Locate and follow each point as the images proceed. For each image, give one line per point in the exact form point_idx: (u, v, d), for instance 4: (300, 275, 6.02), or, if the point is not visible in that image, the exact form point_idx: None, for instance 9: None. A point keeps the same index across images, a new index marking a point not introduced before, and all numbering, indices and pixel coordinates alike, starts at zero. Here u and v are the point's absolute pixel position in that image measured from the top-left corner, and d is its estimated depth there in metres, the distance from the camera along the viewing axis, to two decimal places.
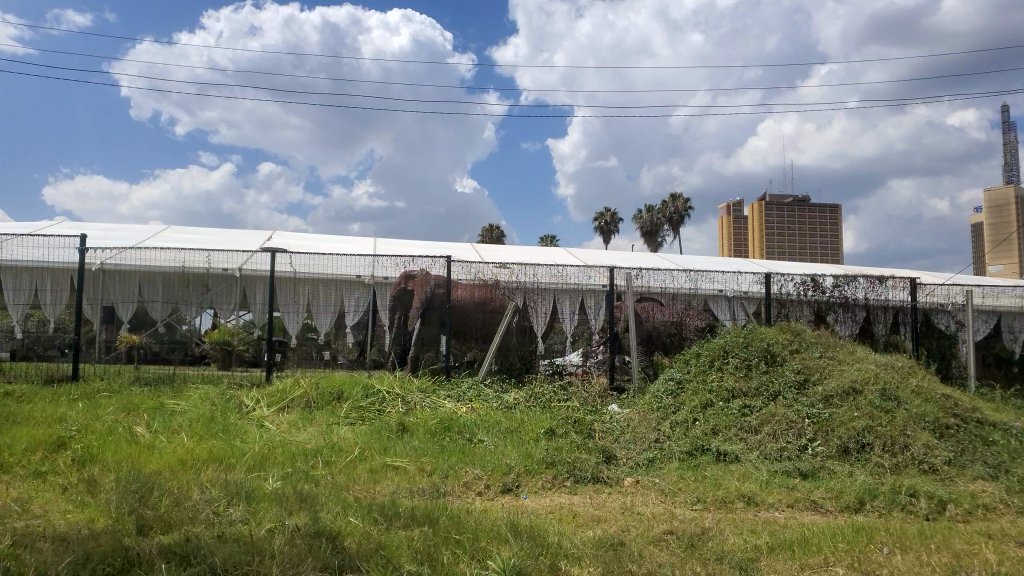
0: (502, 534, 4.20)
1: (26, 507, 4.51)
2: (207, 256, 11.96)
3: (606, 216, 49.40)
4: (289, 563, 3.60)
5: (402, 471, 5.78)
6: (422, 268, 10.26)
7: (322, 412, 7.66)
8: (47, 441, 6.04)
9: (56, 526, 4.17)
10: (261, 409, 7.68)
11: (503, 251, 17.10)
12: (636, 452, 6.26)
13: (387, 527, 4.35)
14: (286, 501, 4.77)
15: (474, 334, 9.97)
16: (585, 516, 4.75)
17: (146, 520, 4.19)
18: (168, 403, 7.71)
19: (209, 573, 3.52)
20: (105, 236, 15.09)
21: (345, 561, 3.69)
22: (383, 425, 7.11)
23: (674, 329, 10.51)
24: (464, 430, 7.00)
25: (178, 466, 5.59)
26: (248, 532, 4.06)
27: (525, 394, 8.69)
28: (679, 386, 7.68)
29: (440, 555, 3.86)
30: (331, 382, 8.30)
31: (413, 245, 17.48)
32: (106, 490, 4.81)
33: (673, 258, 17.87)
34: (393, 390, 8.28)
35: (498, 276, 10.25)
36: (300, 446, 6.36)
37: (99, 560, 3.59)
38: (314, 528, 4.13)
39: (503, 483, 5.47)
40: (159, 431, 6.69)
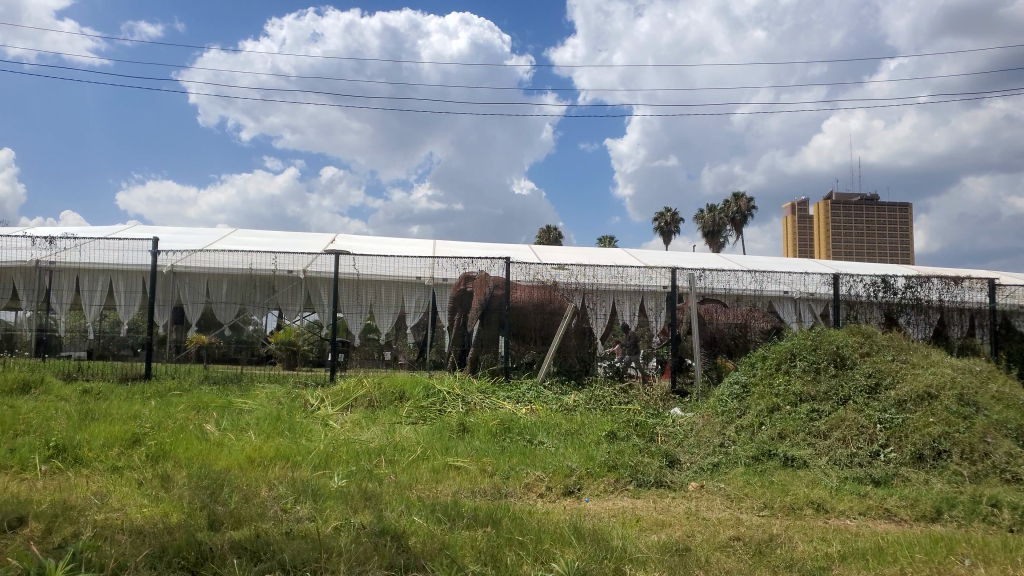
0: (567, 538, 4.17)
1: (106, 501, 4.68)
2: (273, 259, 12.37)
3: (667, 216, 48.97)
4: (356, 561, 3.64)
5: (464, 471, 5.81)
6: (482, 270, 10.33)
7: (385, 412, 7.74)
8: (123, 437, 6.25)
9: (133, 520, 4.31)
10: (326, 409, 7.80)
11: (564, 252, 17.14)
12: (699, 457, 6.16)
13: (450, 527, 4.37)
14: (351, 499, 4.83)
15: (532, 336, 9.95)
16: (649, 520, 4.69)
17: (217, 516, 4.29)
18: (236, 402, 7.89)
19: (278, 569, 3.58)
20: (176, 239, 15.59)
21: (410, 561, 3.70)
22: (444, 425, 7.16)
23: (738, 332, 10.32)
24: (525, 431, 7.01)
25: (246, 464, 5.73)
26: (315, 530, 4.12)
27: (585, 396, 8.65)
28: (744, 390, 7.59)
29: (503, 556, 3.85)
30: (393, 382, 8.41)
31: (474, 246, 17.69)
32: (179, 486, 4.96)
33: (735, 258, 17.68)
34: (453, 391, 8.33)
35: (557, 277, 10.19)
36: (364, 445, 6.44)
37: (175, 554, 3.71)
38: (379, 527, 4.18)
39: (565, 486, 5.44)
40: (227, 429, 6.86)
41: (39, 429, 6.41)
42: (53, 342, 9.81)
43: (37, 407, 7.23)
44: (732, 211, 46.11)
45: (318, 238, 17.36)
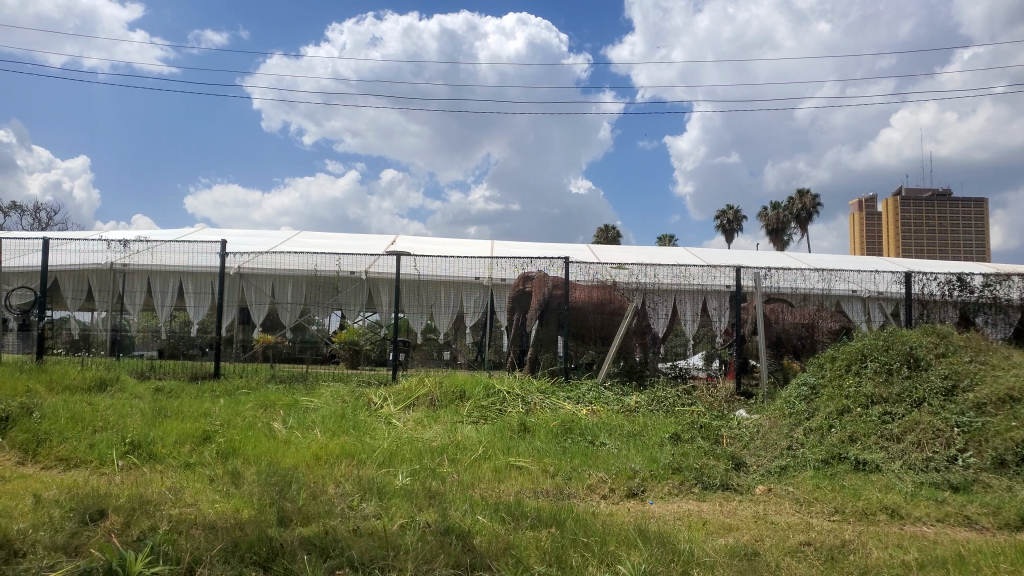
0: (632, 540, 4.13)
1: (180, 496, 4.82)
2: (337, 260, 12.62)
3: (728, 215, 48.19)
4: (423, 559, 3.67)
5: (526, 471, 5.81)
6: (540, 270, 10.34)
7: (446, 411, 7.78)
8: (194, 434, 6.43)
9: (207, 515, 4.43)
10: (388, 407, 7.91)
11: (623, 252, 17.04)
12: (767, 460, 6.03)
13: (514, 527, 4.37)
14: (416, 497, 4.88)
15: (592, 336, 9.92)
16: (716, 523, 4.62)
17: (286, 512, 4.37)
18: (302, 400, 8.06)
19: (347, 566, 3.63)
20: (243, 241, 16.00)
21: (477, 560, 3.72)
22: (505, 425, 7.17)
23: (805, 332, 10.10)
24: (587, 432, 6.98)
25: (313, 461, 5.84)
26: (381, 527, 4.17)
27: (647, 397, 8.54)
28: (813, 391, 7.43)
29: (569, 557, 3.84)
30: (454, 381, 8.45)
31: (533, 246, 17.74)
32: (249, 482, 5.07)
33: (800, 256, 17.35)
34: (513, 390, 8.34)
35: (617, 277, 10.09)
36: (426, 443, 6.48)
37: (246, 549, 3.79)
38: (444, 525, 4.20)
39: (629, 487, 5.39)
40: (294, 427, 7.00)
41: (117, 425, 6.66)
42: (126, 342, 10.18)
43: (114, 404, 7.50)
44: (797, 208, 45.12)
45: (380, 240, 17.59)
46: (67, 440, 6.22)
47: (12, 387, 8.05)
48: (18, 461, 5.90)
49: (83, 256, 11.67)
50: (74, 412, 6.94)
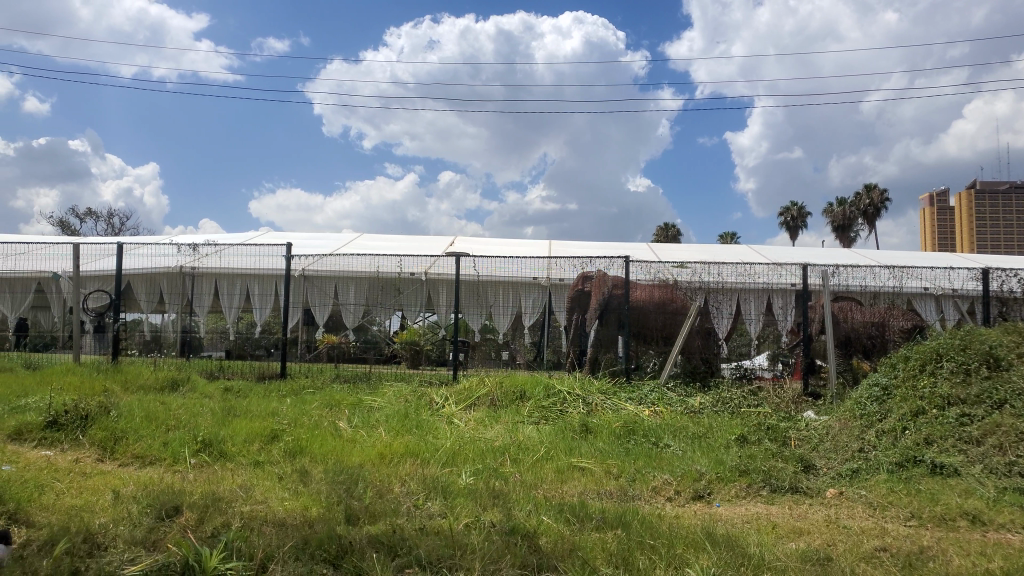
0: (700, 543, 4.07)
1: (250, 493, 4.93)
2: (398, 262, 12.80)
3: (792, 211, 47.18)
4: (489, 559, 3.68)
5: (589, 472, 5.77)
6: (600, 270, 10.25)
7: (507, 411, 7.80)
8: (263, 433, 6.57)
9: (277, 512, 4.52)
10: (450, 407, 7.96)
11: (684, 250, 16.87)
12: (837, 463, 5.89)
13: (579, 528, 4.35)
14: (480, 497, 4.90)
15: (654, 336, 9.86)
16: (786, 527, 4.51)
17: (353, 510, 4.44)
18: (366, 399, 8.18)
19: (415, 565, 3.66)
20: (307, 244, 16.34)
21: (543, 561, 3.71)
22: (567, 426, 7.15)
23: (876, 331, 9.79)
24: (650, 434, 6.89)
25: (378, 459, 5.92)
26: (447, 526, 4.20)
27: (712, 398, 8.43)
28: (885, 392, 7.22)
29: (637, 559, 3.80)
30: (514, 382, 8.46)
31: (592, 246, 17.67)
32: (316, 480, 5.16)
33: (869, 253, 16.89)
34: (573, 391, 8.31)
35: (679, 276, 9.91)
36: (488, 443, 6.50)
37: (316, 546, 3.85)
38: (509, 525, 4.20)
39: (694, 490, 5.32)
40: (358, 426, 7.10)
41: (188, 424, 6.85)
42: (195, 343, 10.52)
43: (186, 404, 7.72)
44: (864, 205, 43.72)
45: (439, 241, 17.72)
46: (142, 438, 6.43)
47: (90, 387, 8.36)
48: (98, 458, 6.12)
49: (155, 260, 12.03)
50: (149, 411, 7.17)
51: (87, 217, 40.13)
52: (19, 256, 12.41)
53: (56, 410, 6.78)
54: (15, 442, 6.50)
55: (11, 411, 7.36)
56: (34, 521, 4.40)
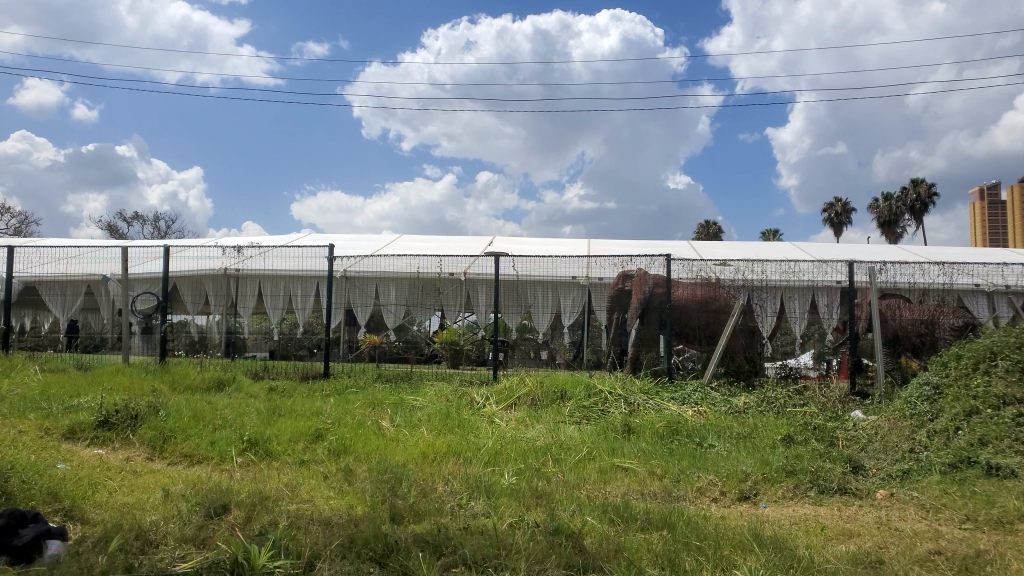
0: (747, 544, 4.01)
1: (297, 492, 4.99)
2: (438, 263, 12.87)
3: (837, 207, 46.38)
4: (534, 559, 3.67)
5: (632, 473, 5.72)
6: (640, 269, 10.14)
7: (548, 411, 7.78)
8: (307, 433, 6.64)
9: (322, 511, 4.57)
10: (491, 406, 7.97)
11: (725, 248, 16.71)
12: (887, 463, 5.76)
13: (624, 528, 4.33)
14: (524, 497, 4.90)
15: (697, 335, 9.75)
16: (836, 529, 4.42)
17: (398, 509, 4.46)
18: (408, 399, 8.22)
19: (460, 564, 3.67)
20: (348, 246, 16.51)
21: (589, 561, 3.70)
22: (609, 425, 7.12)
23: (925, 329, 9.52)
24: (694, 434, 6.81)
25: (422, 458, 5.96)
26: (491, 526, 4.20)
27: (756, 398, 8.31)
28: (937, 391, 7.06)
29: (683, 561, 3.76)
30: (555, 381, 8.44)
31: (633, 245, 17.56)
32: (361, 479, 5.22)
33: (918, 249, 16.53)
34: (615, 390, 8.25)
35: (722, 274, 9.88)
36: (531, 443, 6.50)
37: (362, 544, 3.88)
38: (553, 526, 4.19)
39: (740, 490, 5.25)
40: (401, 425, 7.15)
41: (235, 423, 6.96)
42: (240, 343, 10.67)
43: (233, 403, 7.85)
44: (910, 199, 42.84)
45: (479, 241, 17.77)
46: (190, 437, 6.54)
47: (139, 387, 8.55)
48: (148, 456, 6.25)
49: (200, 262, 12.24)
50: (196, 411, 7.30)
51: (134, 221, 41.10)
52: (70, 260, 12.73)
53: (108, 410, 6.95)
54: (68, 440, 6.67)
55: (64, 410, 7.56)
56: (88, 518, 4.52)
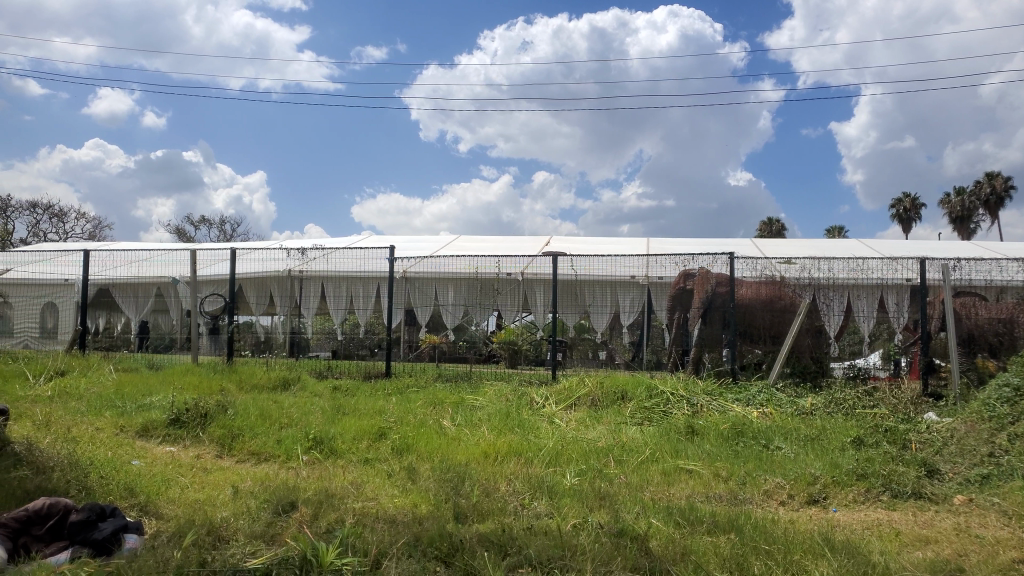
0: (818, 549, 3.91)
1: (362, 490, 5.05)
2: (496, 263, 12.91)
3: (905, 203, 45.02)
4: (600, 560, 3.65)
5: (697, 475, 5.64)
6: (703, 267, 9.97)
7: (608, 412, 7.73)
8: (370, 431, 6.73)
9: (387, 509, 4.62)
10: (551, 406, 7.95)
11: (789, 245, 16.36)
12: (965, 468, 5.55)
13: (690, 531, 4.26)
14: (587, 498, 4.87)
15: (762, 335, 9.56)
16: (911, 535, 4.28)
17: (462, 509, 4.48)
18: (468, 399, 8.26)
19: (526, 564, 3.67)
20: (408, 247, 16.70)
21: (655, 564, 3.66)
22: (672, 427, 7.03)
23: (1004, 328, 9.12)
24: (759, 435, 6.69)
25: (484, 458, 5.97)
26: (556, 526, 4.18)
27: (824, 398, 8.11)
28: (1017, 393, 6.77)
29: (752, 565, 3.68)
30: (615, 381, 8.38)
31: (694, 243, 17.35)
32: (424, 478, 5.26)
33: (995, 244, 15.89)
34: (677, 391, 8.14)
35: (787, 273, 9.66)
36: (592, 443, 6.46)
37: (428, 544, 3.91)
38: (618, 528, 4.16)
39: (808, 494, 5.13)
40: (462, 424, 7.19)
41: (300, 422, 7.10)
42: (304, 343, 10.84)
43: (298, 402, 7.99)
44: (985, 193, 41.26)
45: (538, 241, 17.77)
46: (257, 435, 6.69)
47: (208, 386, 8.78)
48: (217, 454, 6.42)
49: (265, 264, 12.52)
50: (263, 409, 7.47)
51: (201, 225, 42.34)
52: (142, 262, 13.17)
53: (178, 408, 7.16)
54: (142, 438, 6.89)
55: (138, 409, 7.82)
56: (162, 513, 4.66)
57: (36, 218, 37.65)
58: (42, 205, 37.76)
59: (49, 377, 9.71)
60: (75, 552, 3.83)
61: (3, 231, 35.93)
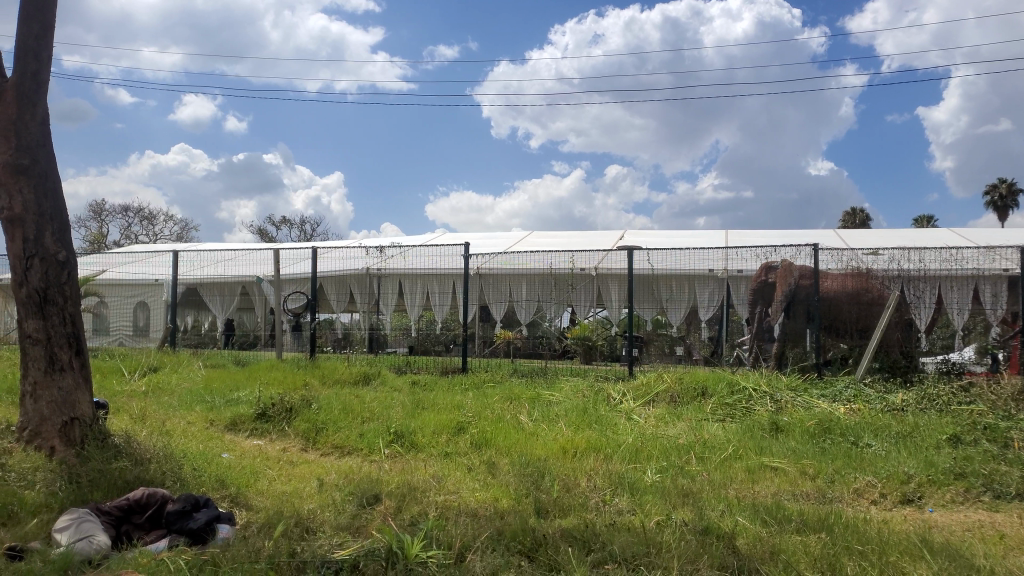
0: (916, 550, 3.75)
1: (443, 484, 5.11)
2: (572, 258, 12.85)
3: (1002, 189, 42.90)
4: (686, 559, 3.58)
5: (783, 473, 5.48)
6: (785, 260, 9.72)
7: (689, 408, 7.62)
8: (450, 425, 6.80)
9: (469, 503, 4.65)
10: (629, 402, 7.88)
11: (874, 236, 15.85)
12: None
13: (779, 530, 4.15)
14: (669, 495, 4.80)
15: (847, 329, 9.26)
16: (1016, 538, 4.05)
17: (543, 503, 4.49)
18: (545, 394, 8.26)
19: (610, 560, 3.64)
20: (483, 244, 16.79)
21: (743, 562, 3.57)
22: (755, 424, 6.85)
23: None
24: (848, 433, 6.45)
25: (562, 453, 5.96)
26: (638, 523, 4.13)
27: (916, 395, 7.77)
28: None
29: (845, 565, 3.56)
30: (695, 377, 8.26)
31: (774, 235, 16.93)
32: (504, 473, 5.29)
33: None
34: (760, 387, 7.95)
35: (874, 264, 9.37)
36: (672, 440, 6.37)
37: (511, 539, 3.92)
38: (702, 525, 4.08)
39: (902, 493, 4.93)
40: (539, 420, 7.19)
41: (381, 416, 7.22)
42: (381, 339, 10.99)
43: (379, 397, 8.14)
44: None
45: (613, 236, 17.65)
46: (340, 429, 6.84)
47: (292, 381, 9.03)
48: (302, 448, 6.58)
49: (344, 263, 12.82)
50: (345, 404, 7.62)
51: (282, 226, 43.58)
52: (228, 263, 13.64)
53: (265, 403, 7.37)
54: (231, 431, 7.12)
55: (227, 403, 8.09)
56: (252, 505, 4.80)
57: (128, 221, 39.50)
58: (134, 208, 39.43)
59: (142, 373, 10.15)
60: (173, 541, 3.99)
61: (98, 234, 37.67)
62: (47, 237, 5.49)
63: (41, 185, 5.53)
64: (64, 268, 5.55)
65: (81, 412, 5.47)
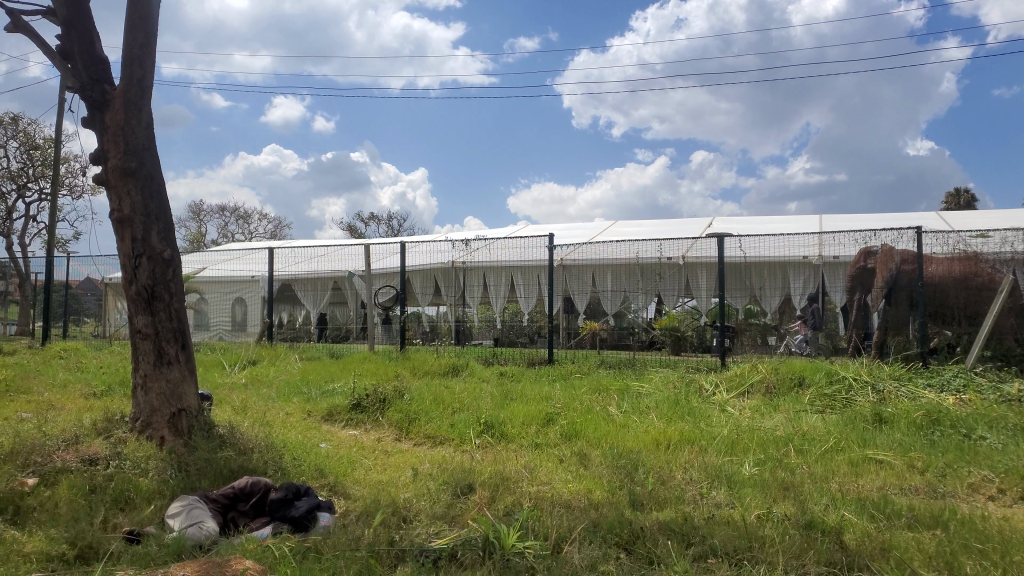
0: None
1: (536, 474, 5.11)
2: (659, 247, 12.61)
3: None
4: (791, 554, 3.47)
5: (889, 466, 5.25)
6: (885, 245, 9.27)
7: (785, 399, 7.40)
8: (538, 417, 6.79)
9: (562, 494, 4.64)
10: (722, 394, 7.71)
11: (980, 217, 15.03)
12: None
13: (889, 526, 3.95)
14: (769, 488, 4.66)
15: (954, 315, 8.85)
16: None
17: (638, 496, 4.42)
18: (633, 385, 8.16)
19: (711, 554, 3.55)
20: (567, 235, 16.74)
21: (852, 559, 3.42)
22: (856, 415, 6.59)
23: None
24: (959, 424, 6.13)
25: (654, 445, 5.87)
26: (738, 517, 4.02)
27: None
28: None
29: (964, 564, 3.36)
30: (792, 366, 8.01)
31: (869, 219, 16.27)
32: (596, 464, 5.24)
33: None
34: (861, 377, 7.65)
35: (982, 247, 8.86)
36: (770, 432, 6.18)
37: (608, 530, 3.87)
38: (805, 519, 3.94)
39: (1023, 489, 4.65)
40: (629, 411, 7.10)
41: (471, 407, 7.29)
42: (467, 331, 11.11)
43: (468, 388, 8.21)
44: None
45: (699, 223, 17.31)
46: (432, 419, 6.93)
47: (384, 372, 9.22)
48: (396, 437, 6.71)
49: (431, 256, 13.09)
50: (436, 395, 7.73)
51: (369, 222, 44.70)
52: (320, 259, 14.05)
53: (359, 394, 7.54)
54: (328, 422, 7.31)
55: (322, 395, 8.32)
56: (350, 493, 4.91)
57: (224, 222, 41.31)
58: (230, 208, 41.19)
59: (242, 366, 10.54)
60: (276, 528, 4.11)
61: (197, 233, 39.33)
62: (154, 236, 5.74)
63: (146, 186, 5.77)
64: (169, 266, 5.79)
65: (188, 403, 5.70)
